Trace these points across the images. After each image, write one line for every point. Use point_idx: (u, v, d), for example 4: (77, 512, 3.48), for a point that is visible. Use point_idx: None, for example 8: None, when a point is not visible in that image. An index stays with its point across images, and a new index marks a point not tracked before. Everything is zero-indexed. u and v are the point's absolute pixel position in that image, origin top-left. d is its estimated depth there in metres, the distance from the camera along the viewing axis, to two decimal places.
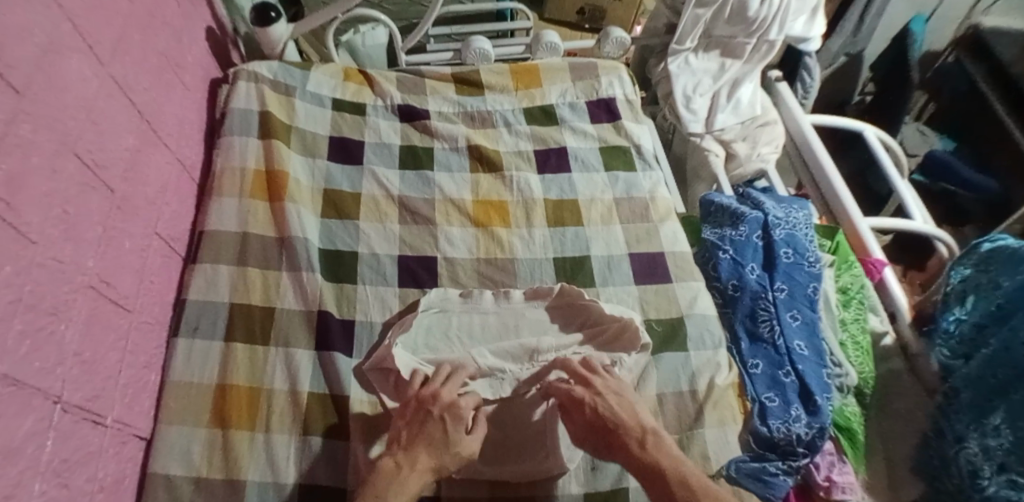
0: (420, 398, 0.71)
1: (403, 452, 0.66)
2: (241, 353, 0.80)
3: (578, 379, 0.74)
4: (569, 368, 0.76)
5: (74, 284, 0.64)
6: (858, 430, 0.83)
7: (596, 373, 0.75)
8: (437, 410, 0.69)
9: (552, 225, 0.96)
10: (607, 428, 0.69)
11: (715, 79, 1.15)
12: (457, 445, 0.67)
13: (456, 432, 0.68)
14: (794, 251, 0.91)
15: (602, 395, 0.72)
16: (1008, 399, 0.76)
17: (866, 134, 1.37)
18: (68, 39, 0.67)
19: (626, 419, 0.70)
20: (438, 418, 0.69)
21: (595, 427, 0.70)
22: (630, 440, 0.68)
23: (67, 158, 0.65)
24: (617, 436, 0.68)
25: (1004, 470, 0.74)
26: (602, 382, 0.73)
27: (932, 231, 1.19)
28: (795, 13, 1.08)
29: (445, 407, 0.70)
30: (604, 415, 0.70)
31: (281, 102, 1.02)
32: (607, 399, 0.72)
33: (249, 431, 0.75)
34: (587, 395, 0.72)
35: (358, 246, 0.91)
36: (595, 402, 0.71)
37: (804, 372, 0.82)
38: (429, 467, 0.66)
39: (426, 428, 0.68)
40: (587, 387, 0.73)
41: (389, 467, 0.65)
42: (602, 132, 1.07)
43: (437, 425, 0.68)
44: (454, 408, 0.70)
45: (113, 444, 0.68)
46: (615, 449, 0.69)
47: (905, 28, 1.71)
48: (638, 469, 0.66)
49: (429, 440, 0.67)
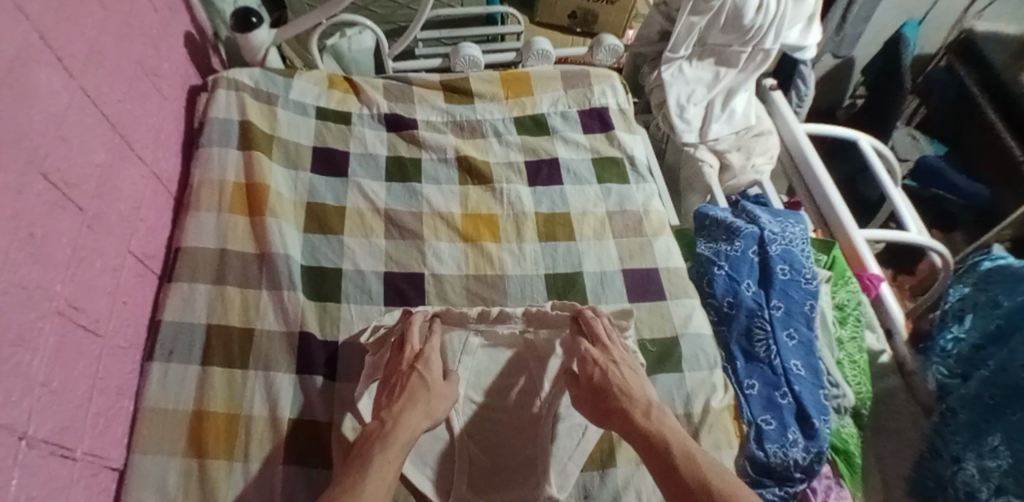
0: (390, 364, 0.76)
1: (389, 413, 0.69)
2: (219, 376, 0.77)
3: (598, 341, 0.76)
4: (593, 331, 0.77)
5: (41, 310, 0.60)
6: (856, 452, 0.81)
7: (613, 340, 0.77)
8: (407, 365, 0.74)
9: (543, 239, 0.93)
10: (612, 394, 0.71)
11: (709, 88, 1.12)
12: (437, 388, 0.73)
13: (432, 378, 0.73)
14: (790, 267, 0.89)
15: (610, 362, 0.74)
16: (1005, 419, 0.74)
17: (861, 143, 1.36)
18: (36, 51, 0.63)
19: (633, 391, 0.71)
20: (409, 370, 0.74)
21: (599, 391, 0.72)
22: (632, 410, 0.69)
23: (34, 177, 0.61)
24: (617, 403, 0.70)
25: (1002, 492, 0.73)
26: (618, 353, 0.75)
27: (929, 244, 1.17)
28: (790, 22, 1.06)
29: (414, 360, 0.75)
30: (609, 380, 0.72)
31: (263, 111, 0.98)
32: (621, 368, 0.74)
33: (227, 460, 0.72)
34: (602, 359, 0.74)
35: (342, 263, 0.88)
36: (606, 368, 0.73)
37: (801, 393, 0.80)
38: (421, 416, 0.69)
39: (404, 384, 0.72)
40: (605, 354, 0.75)
41: (374, 427, 0.68)
42: (594, 142, 1.05)
43: (415, 378, 0.73)
44: (422, 358, 0.75)
45: (84, 477, 0.65)
46: (613, 416, 0.69)
47: (898, 33, 1.69)
48: (637, 437, 0.66)
49: (410, 392, 0.71)
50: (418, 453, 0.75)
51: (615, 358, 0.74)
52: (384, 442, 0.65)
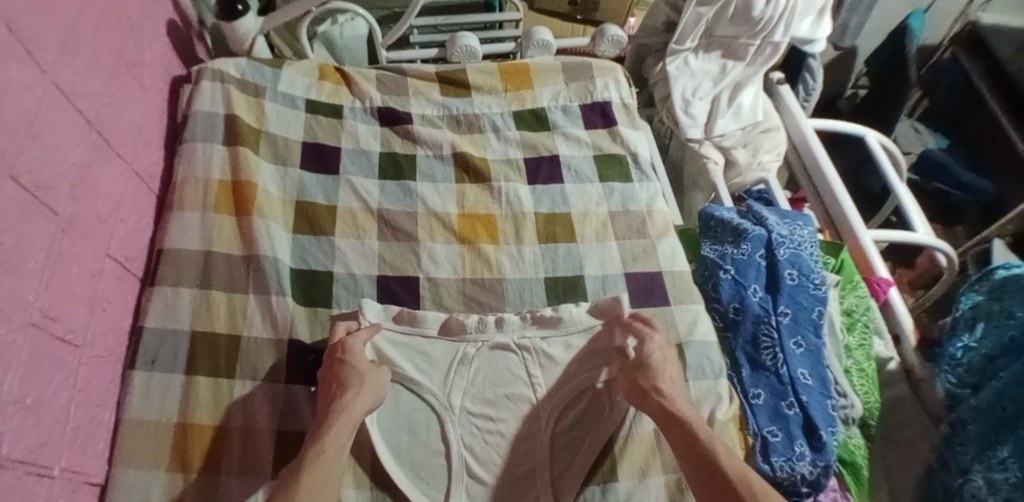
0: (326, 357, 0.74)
1: (326, 410, 0.68)
2: (204, 385, 0.74)
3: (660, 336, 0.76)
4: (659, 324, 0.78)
5: (13, 323, 0.57)
6: (862, 464, 0.79)
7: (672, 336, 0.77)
8: (340, 357, 0.72)
9: (543, 241, 0.90)
10: (653, 378, 0.71)
11: (715, 81, 1.08)
12: (368, 375, 0.71)
13: (361, 363, 0.72)
14: (799, 272, 0.86)
15: (662, 347, 0.75)
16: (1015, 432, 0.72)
17: (868, 139, 1.32)
18: (5, 45, 0.59)
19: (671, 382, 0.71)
20: (336, 362, 0.72)
21: (642, 377, 0.71)
22: (671, 399, 0.68)
23: (4, 181, 0.57)
24: (654, 387, 0.70)
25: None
26: (667, 344, 0.75)
27: (936, 245, 1.14)
28: (802, 13, 1.02)
29: (337, 351, 0.73)
30: (654, 364, 0.72)
31: (249, 103, 0.94)
32: (665, 355, 0.74)
33: (211, 475, 0.69)
34: (659, 347, 0.74)
35: (334, 265, 0.85)
36: (656, 355, 0.73)
37: (809, 403, 0.77)
38: (364, 402, 0.69)
39: (335, 377, 0.70)
40: (665, 344, 0.75)
41: (316, 426, 0.66)
42: (596, 138, 1.01)
43: (344, 367, 0.71)
44: (343, 347, 0.73)
45: (63, 494, 0.62)
46: (652, 397, 0.69)
47: (905, 24, 1.64)
48: (671, 423, 0.66)
49: (343, 382, 0.70)
50: (420, 474, 0.72)
51: (669, 349, 0.75)
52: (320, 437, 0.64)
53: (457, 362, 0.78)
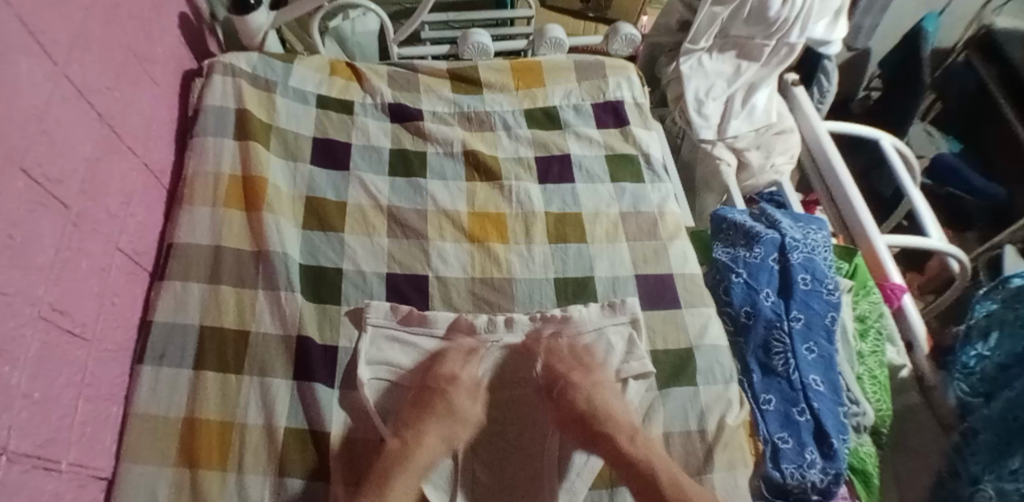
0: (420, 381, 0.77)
1: (409, 434, 0.71)
2: (212, 382, 0.73)
3: (566, 365, 0.77)
4: (550, 349, 0.79)
5: (22, 317, 0.57)
6: (874, 472, 0.78)
7: (587, 364, 0.78)
8: (438, 386, 0.75)
9: (553, 241, 0.89)
10: (597, 418, 0.73)
11: (729, 82, 1.07)
12: (461, 412, 0.74)
13: (456, 398, 0.74)
14: (812, 277, 0.85)
15: (597, 383, 0.76)
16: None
17: (883, 142, 1.30)
18: (17, 38, 0.59)
19: (618, 417, 0.73)
20: (439, 392, 0.75)
21: (580, 418, 0.73)
22: (618, 436, 0.71)
23: (14, 174, 0.57)
24: (601, 427, 0.72)
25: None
26: (604, 379, 0.77)
27: (950, 250, 1.13)
28: (818, 15, 1.01)
29: (445, 380, 0.76)
30: (595, 404, 0.74)
31: (260, 98, 0.93)
32: (607, 394, 0.76)
33: (220, 472, 0.69)
34: (584, 383, 0.75)
35: (343, 263, 0.84)
36: (587, 392, 0.75)
37: (820, 410, 0.76)
38: (440, 438, 0.72)
39: (427, 403, 0.74)
40: (587, 376, 0.77)
41: (394, 448, 0.69)
42: (608, 138, 1.00)
43: (440, 397, 0.74)
44: (453, 380, 0.76)
45: (70, 489, 0.62)
46: (598, 439, 0.72)
47: (918, 26, 1.63)
48: (626, 464, 0.70)
49: (434, 415, 0.73)
50: (427, 475, 0.72)
51: (595, 382, 0.76)
52: (402, 467, 0.68)
53: (464, 363, 0.78)
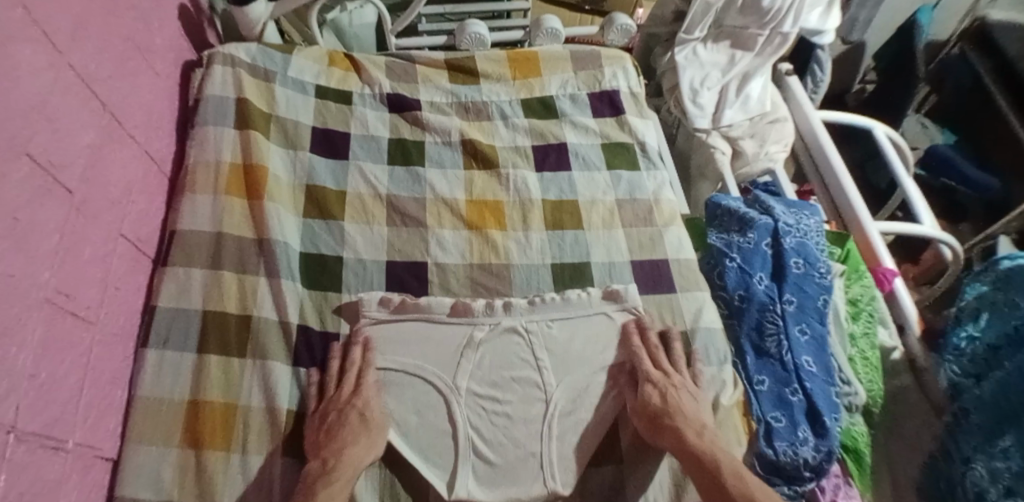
0: (326, 400, 0.74)
1: (327, 452, 0.69)
2: (215, 366, 0.74)
3: (662, 367, 0.77)
4: (653, 350, 0.79)
5: (28, 300, 0.58)
6: (865, 452, 0.79)
7: (677, 366, 0.78)
8: (347, 404, 0.72)
9: (550, 228, 0.90)
10: (667, 415, 0.72)
11: (723, 72, 1.08)
12: (372, 421, 0.72)
13: (370, 410, 0.73)
14: (805, 261, 0.86)
15: (673, 381, 0.76)
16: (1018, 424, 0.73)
17: (875, 131, 1.32)
18: (20, 26, 0.60)
19: (687, 411, 0.73)
20: (347, 407, 0.72)
21: (655, 416, 0.73)
22: (686, 429, 0.71)
23: (18, 160, 0.58)
24: (673, 424, 0.72)
25: (1010, 495, 0.71)
26: (679, 377, 0.77)
27: (943, 238, 1.14)
28: (811, 4, 1.02)
29: (349, 397, 0.73)
30: (666, 401, 0.74)
31: (260, 89, 0.94)
32: (680, 392, 0.75)
33: (225, 454, 0.70)
34: (663, 382, 0.75)
35: (342, 250, 0.85)
36: (665, 392, 0.74)
37: (813, 390, 0.78)
38: (364, 450, 0.70)
39: (337, 422, 0.71)
40: (666, 374, 0.76)
41: (314, 470, 0.67)
42: (604, 127, 1.01)
43: (353, 412, 0.71)
44: (358, 393, 0.73)
45: (76, 470, 0.63)
46: (665, 432, 0.72)
47: (912, 18, 1.65)
48: (686, 455, 0.70)
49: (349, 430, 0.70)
50: (428, 454, 0.73)
51: (674, 379, 0.76)
52: (327, 482, 0.66)
53: (463, 347, 0.79)
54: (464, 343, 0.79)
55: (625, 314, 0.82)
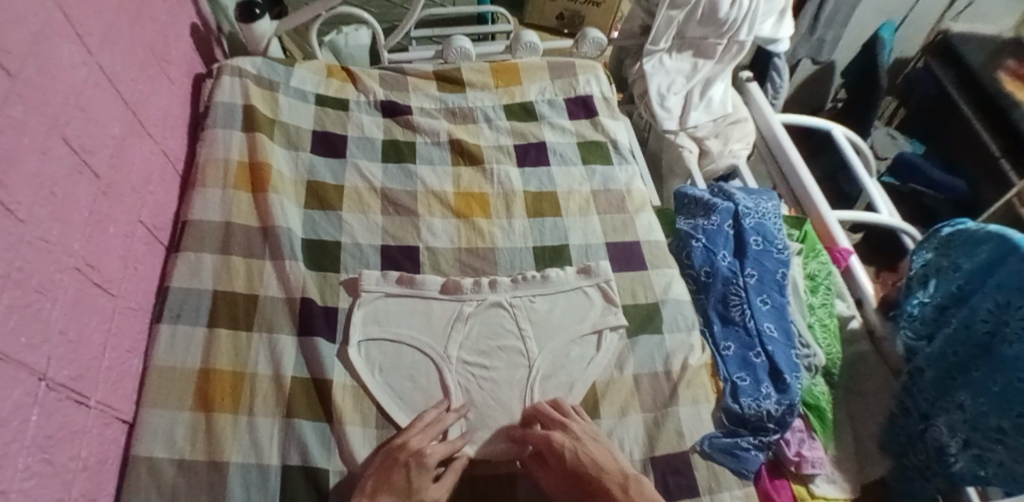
0: (390, 450, 0.72)
1: None
2: (224, 338, 0.81)
3: (555, 423, 0.75)
4: (544, 411, 0.77)
5: (61, 264, 0.65)
6: (827, 408, 0.86)
7: (569, 417, 0.76)
8: (404, 457, 0.70)
9: (531, 216, 0.99)
10: (587, 473, 0.70)
11: (688, 78, 1.19)
12: (422, 494, 0.68)
13: (421, 480, 0.68)
14: (763, 238, 0.94)
15: (579, 436, 0.74)
16: (966, 378, 0.78)
17: (834, 133, 1.42)
18: (59, 27, 0.69)
19: (608, 467, 0.71)
20: (402, 464, 0.70)
21: (575, 475, 0.71)
22: (612, 487, 0.69)
23: (56, 142, 0.66)
24: (597, 481, 0.70)
25: (969, 445, 0.78)
26: (578, 426, 0.75)
27: (901, 226, 1.22)
28: (763, 15, 1.13)
29: (412, 454, 0.71)
30: (582, 461, 0.71)
31: (264, 96, 1.04)
32: (591, 446, 0.73)
33: (233, 414, 0.76)
34: (568, 441, 0.73)
35: (341, 236, 0.93)
36: (571, 450, 0.72)
37: (774, 352, 0.85)
38: None
39: (387, 475, 0.69)
40: (566, 432, 0.74)
41: None
42: (579, 127, 1.11)
43: (403, 471, 0.69)
44: (420, 454, 0.71)
45: (97, 425, 0.69)
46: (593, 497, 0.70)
47: (876, 36, 1.74)
48: None
49: (391, 487, 0.67)
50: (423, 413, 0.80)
51: (582, 432, 0.75)
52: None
53: (456, 318, 0.86)
54: (455, 315, 0.86)
55: (599, 286, 0.90)
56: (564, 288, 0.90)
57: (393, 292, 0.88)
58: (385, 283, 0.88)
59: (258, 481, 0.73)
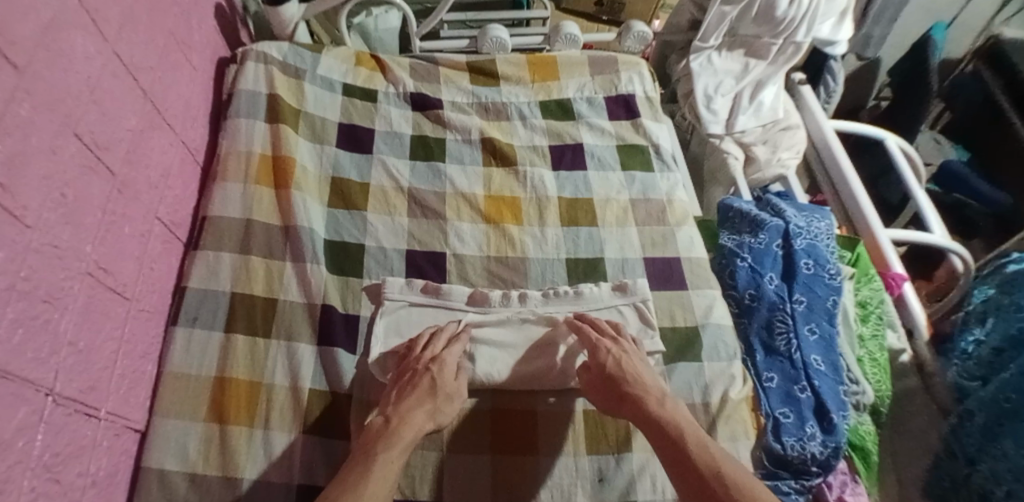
0: (406, 361, 0.75)
1: (395, 410, 0.68)
2: (241, 344, 0.78)
3: (606, 334, 0.77)
4: (598, 327, 0.78)
5: (71, 271, 0.61)
6: (873, 450, 0.80)
7: (622, 335, 0.78)
8: (422, 366, 0.73)
9: (565, 224, 0.93)
10: (623, 380, 0.71)
11: (737, 79, 1.12)
12: (446, 389, 0.71)
13: (443, 379, 0.72)
14: (814, 262, 0.89)
15: (626, 351, 0.75)
16: (1018, 425, 0.72)
17: (887, 143, 1.33)
18: (74, 16, 0.64)
19: (647, 382, 0.71)
20: (425, 371, 0.72)
21: (609, 378, 0.72)
22: (646, 398, 0.69)
23: (67, 139, 0.62)
24: (630, 389, 0.70)
25: (1012, 496, 0.71)
26: (628, 344, 0.76)
27: (950, 246, 1.14)
28: (823, 15, 1.06)
29: (429, 362, 0.74)
30: (622, 367, 0.72)
31: (290, 85, 0.99)
32: (633, 359, 0.74)
33: (248, 427, 0.73)
34: (615, 349, 0.74)
35: (364, 238, 0.89)
36: (617, 357, 0.73)
37: (821, 388, 0.80)
38: (426, 417, 0.68)
39: (414, 383, 0.71)
40: (616, 345, 0.75)
41: (378, 425, 0.67)
42: (619, 129, 1.04)
43: (426, 377, 0.71)
44: (436, 361, 0.73)
45: (107, 437, 0.66)
46: (625, 401, 0.70)
47: (926, 35, 1.62)
48: (648, 424, 0.67)
49: (418, 390, 0.70)
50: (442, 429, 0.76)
51: (624, 347, 0.75)
52: (389, 443, 0.64)
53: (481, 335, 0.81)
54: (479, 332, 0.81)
55: (634, 305, 0.84)
56: (599, 305, 0.84)
57: (418, 298, 0.84)
58: (410, 292, 0.84)
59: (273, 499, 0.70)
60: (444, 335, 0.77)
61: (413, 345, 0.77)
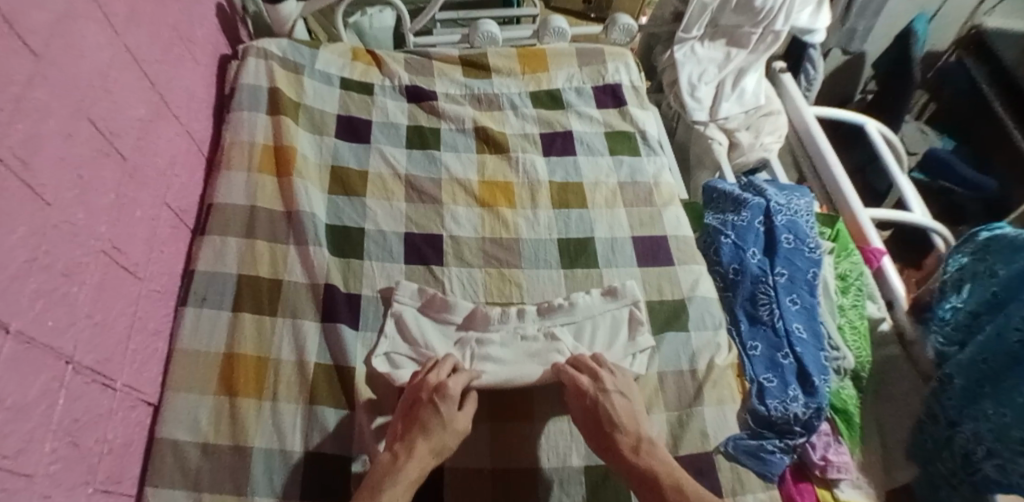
0: (411, 388, 0.74)
1: (402, 445, 0.68)
2: (248, 322, 0.81)
3: (586, 369, 0.76)
4: (581, 366, 0.77)
5: (87, 247, 0.65)
6: (854, 411, 0.84)
7: (602, 366, 0.77)
8: (425, 395, 0.72)
9: (556, 207, 0.97)
10: (604, 427, 0.71)
11: (720, 68, 1.16)
12: (454, 423, 0.70)
13: (449, 411, 0.71)
14: (795, 237, 0.93)
15: (605, 387, 0.74)
16: (998, 385, 0.74)
17: (868, 128, 1.38)
18: (85, 8, 0.68)
19: (624, 423, 0.71)
20: (427, 402, 0.71)
21: (596, 420, 0.72)
22: (625, 443, 0.70)
23: (81, 124, 0.66)
24: (610, 438, 0.71)
25: (992, 453, 0.74)
26: (609, 379, 0.75)
27: (932, 225, 1.18)
28: (800, 5, 1.11)
29: (432, 390, 0.72)
30: (599, 411, 0.72)
31: (289, 79, 1.03)
32: (611, 397, 0.73)
33: (256, 400, 0.76)
34: (593, 388, 0.74)
35: (365, 223, 0.93)
36: (597, 398, 0.73)
37: (802, 354, 0.84)
38: (434, 451, 0.68)
39: (417, 417, 0.70)
40: (597, 382, 0.74)
41: (386, 459, 0.68)
42: (607, 116, 1.08)
43: (430, 411, 0.70)
44: (440, 389, 0.72)
45: (123, 408, 0.69)
46: (606, 449, 0.71)
47: (909, 26, 1.67)
48: (632, 473, 0.68)
49: (423, 425, 0.69)
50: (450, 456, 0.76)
51: (604, 384, 0.74)
52: (393, 479, 0.65)
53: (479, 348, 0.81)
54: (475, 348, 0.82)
55: (627, 310, 0.85)
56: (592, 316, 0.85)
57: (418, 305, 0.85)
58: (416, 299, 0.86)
59: (282, 466, 0.73)
60: (448, 362, 0.76)
61: (422, 370, 0.76)
